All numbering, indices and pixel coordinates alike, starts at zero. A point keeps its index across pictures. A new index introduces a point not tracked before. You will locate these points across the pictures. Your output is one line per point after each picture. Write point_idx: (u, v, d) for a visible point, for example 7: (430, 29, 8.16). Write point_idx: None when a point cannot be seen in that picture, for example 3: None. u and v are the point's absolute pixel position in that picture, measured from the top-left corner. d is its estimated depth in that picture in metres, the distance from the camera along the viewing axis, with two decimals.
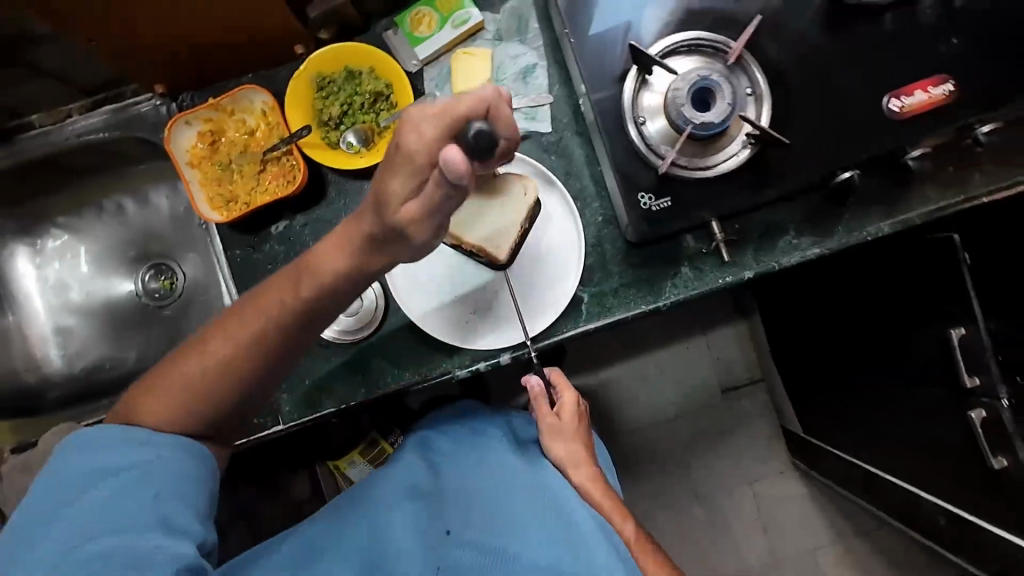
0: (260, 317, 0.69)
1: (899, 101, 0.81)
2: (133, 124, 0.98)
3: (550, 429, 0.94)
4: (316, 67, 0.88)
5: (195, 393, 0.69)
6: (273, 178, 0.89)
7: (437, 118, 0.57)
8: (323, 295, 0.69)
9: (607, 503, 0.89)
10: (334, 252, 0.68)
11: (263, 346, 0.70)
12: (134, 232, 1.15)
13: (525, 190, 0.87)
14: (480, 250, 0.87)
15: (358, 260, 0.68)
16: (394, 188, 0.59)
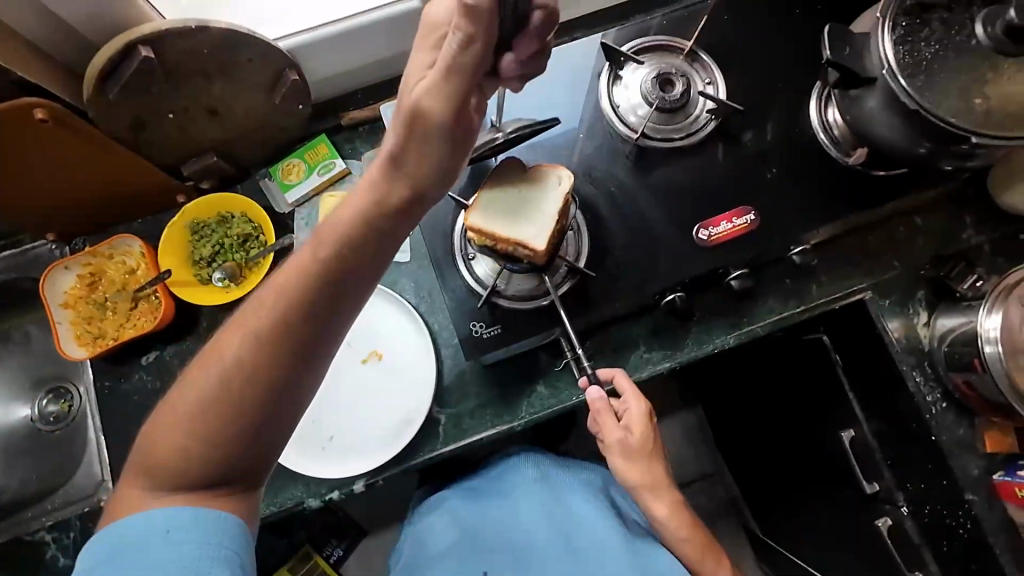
0: (243, 330, 0.61)
1: (707, 231, 0.90)
2: (30, 266, 1.05)
3: (622, 449, 0.90)
4: (192, 214, 0.98)
5: (197, 418, 0.61)
6: (142, 314, 0.96)
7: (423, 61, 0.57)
8: (338, 265, 0.61)
9: (676, 526, 0.91)
10: (342, 217, 0.61)
11: (256, 364, 0.60)
12: (35, 358, 1.20)
13: (559, 181, 0.79)
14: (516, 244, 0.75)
15: (378, 209, 0.60)
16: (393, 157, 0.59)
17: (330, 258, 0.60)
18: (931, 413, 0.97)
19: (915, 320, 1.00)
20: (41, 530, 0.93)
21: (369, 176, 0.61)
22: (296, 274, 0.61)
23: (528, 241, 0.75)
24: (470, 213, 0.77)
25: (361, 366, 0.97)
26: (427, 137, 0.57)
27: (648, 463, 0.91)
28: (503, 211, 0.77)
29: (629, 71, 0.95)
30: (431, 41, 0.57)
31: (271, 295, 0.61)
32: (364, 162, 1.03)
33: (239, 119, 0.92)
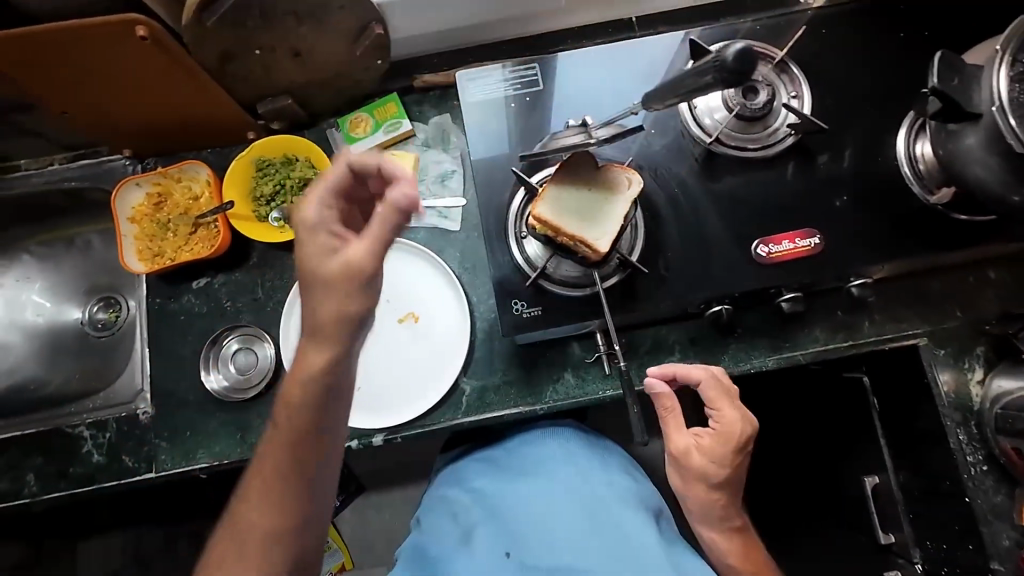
0: (271, 471, 0.69)
1: (767, 248, 0.87)
2: (102, 177, 1.09)
3: (723, 461, 0.84)
4: (259, 151, 1.01)
5: (269, 538, 0.70)
6: (200, 239, 1.00)
7: (330, 188, 0.62)
8: (306, 394, 0.66)
9: (740, 545, 0.90)
10: (298, 377, 0.66)
11: (288, 474, 0.69)
12: (94, 266, 1.26)
13: (629, 183, 0.74)
14: (578, 242, 0.72)
15: (337, 343, 0.63)
16: (316, 303, 0.62)
17: (320, 395, 0.66)
18: (969, 474, 0.92)
19: (969, 376, 0.94)
20: (80, 426, 0.98)
21: (318, 342, 0.63)
22: (280, 455, 0.68)
23: (591, 241, 0.71)
24: (538, 202, 0.73)
25: (396, 325, 0.99)
26: (326, 267, 0.61)
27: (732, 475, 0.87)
28: (573, 206, 0.73)
29: None
30: (324, 193, 0.61)
31: (286, 444, 0.68)
32: (430, 129, 1.05)
33: (319, 66, 0.93)
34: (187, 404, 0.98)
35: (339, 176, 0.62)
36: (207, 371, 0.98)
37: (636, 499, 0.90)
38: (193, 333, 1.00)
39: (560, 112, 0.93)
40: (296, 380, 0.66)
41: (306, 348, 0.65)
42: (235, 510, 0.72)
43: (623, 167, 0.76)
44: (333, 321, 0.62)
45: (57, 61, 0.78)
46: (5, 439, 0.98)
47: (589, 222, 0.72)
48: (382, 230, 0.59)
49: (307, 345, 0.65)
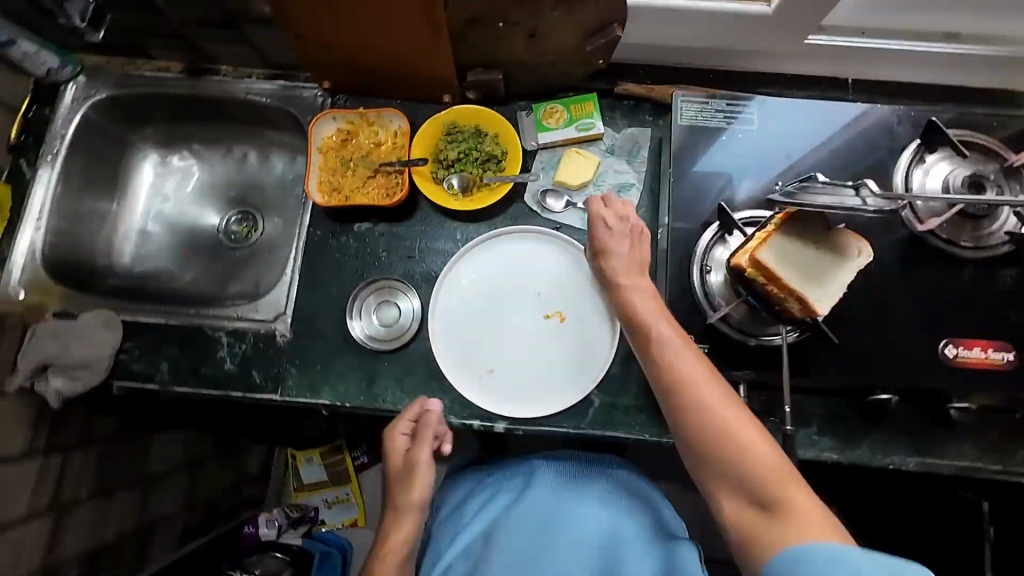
0: None
1: (955, 349, 0.84)
2: (292, 101, 1.12)
3: (623, 311, 0.86)
4: (453, 116, 1.02)
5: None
6: (377, 186, 1.01)
7: (393, 445, 0.90)
8: (403, 527, 0.87)
9: (676, 380, 0.75)
10: (398, 530, 0.87)
11: None
12: (243, 179, 1.29)
13: (861, 251, 0.71)
14: (796, 296, 0.71)
15: (418, 515, 0.88)
16: (411, 487, 0.88)
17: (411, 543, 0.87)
18: None
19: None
20: (219, 330, 1.01)
21: (401, 516, 0.88)
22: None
23: (814, 301, 0.70)
24: (761, 248, 0.72)
25: (541, 320, 0.99)
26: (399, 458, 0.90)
27: (652, 302, 0.84)
28: (800, 261, 0.71)
29: (937, 157, 0.89)
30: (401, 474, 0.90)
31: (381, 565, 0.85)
32: (621, 137, 1.04)
33: (546, 50, 0.93)
34: (324, 339, 1.00)
35: (416, 403, 0.91)
36: (354, 314, 0.99)
37: (623, 495, 0.93)
38: (344, 274, 1.02)
39: (766, 160, 0.93)
40: (393, 546, 0.86)
41: (389, 523, 0.88)
42: None
43: (852, 231, 0.73)
44: (415, 507, 0.87)
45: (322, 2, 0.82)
46: (149, 323, 1.02)
47: (813, 284, 0.71)
48: (417, 502, 0.88)
49: (394, 522, 0.88)
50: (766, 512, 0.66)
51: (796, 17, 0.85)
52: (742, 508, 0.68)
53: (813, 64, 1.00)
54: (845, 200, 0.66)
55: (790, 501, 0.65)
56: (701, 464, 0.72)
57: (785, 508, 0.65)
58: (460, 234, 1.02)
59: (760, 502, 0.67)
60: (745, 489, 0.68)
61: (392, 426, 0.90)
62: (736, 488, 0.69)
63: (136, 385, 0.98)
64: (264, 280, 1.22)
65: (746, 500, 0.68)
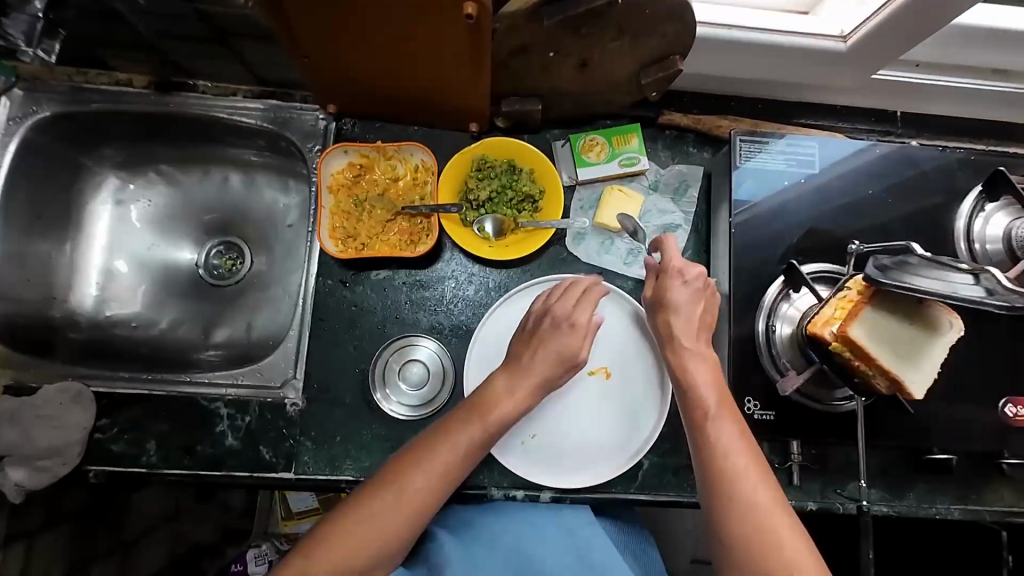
0: (399, 500, 0.68)
1: (1014, 408, 0.84)
2: (288, 125, 0.97)
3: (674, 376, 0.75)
4: (483, 149, 0.90)
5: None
6: (399, 231, 0.89)
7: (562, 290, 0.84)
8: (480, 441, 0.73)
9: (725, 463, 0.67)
10: (488, 424, 0.74)
11: (413, 516, 0.68)
12: (226, 207, 1.12)
13: (954, 326, 0.66)
14: (887, 377, 0.67)
15: (487, 433, 0.74)
16: (550, 367, 0.79)
17: (457, 466, 0.71)
18: None
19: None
20: (216, 400, 0.87)
21: (471, 419, 0.74)
22: (416, 483, 0.69)
23: (908, 384, 0.66)
24: (850, 326, 0.66)
25: (586, 377, 0.91)
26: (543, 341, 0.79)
27: (711, 372, 0.74)
28: (891, 340, 0.66)
29: (998, 206, 0.87)
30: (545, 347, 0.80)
31: (390, 487, 0.69)
32: (667, 173, 0.95)
33: (594, 81, 0.82)
34: (342, 406, 0.87)
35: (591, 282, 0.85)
36: (377, 380, 0.87)
37: None
38: (363, 329, 0.90)
39: (824, 205, 0.89)
40: (489, 416, 0.74)
41: (454, 424, 0.74)
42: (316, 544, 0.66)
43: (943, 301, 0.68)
44: (492, 421, 0.74)
45: (357, 37, 0.70)
46: (129, 394, 0.87)
47: (908, 362, 0.66)
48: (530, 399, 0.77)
49: (453, 428, 0.73)
50: None
51: (871, 55, 0.79)
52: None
53: (867, 97, 0.94)
54: (955, 287, 0.59)
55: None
56: (728, 563, 0.64)
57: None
58: (493, 282, 0.92)
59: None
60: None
61: (562, 291, 0.84)
62: None
63: (118, 469, 0.84)
64: (256, 325, 1.07)
65: None
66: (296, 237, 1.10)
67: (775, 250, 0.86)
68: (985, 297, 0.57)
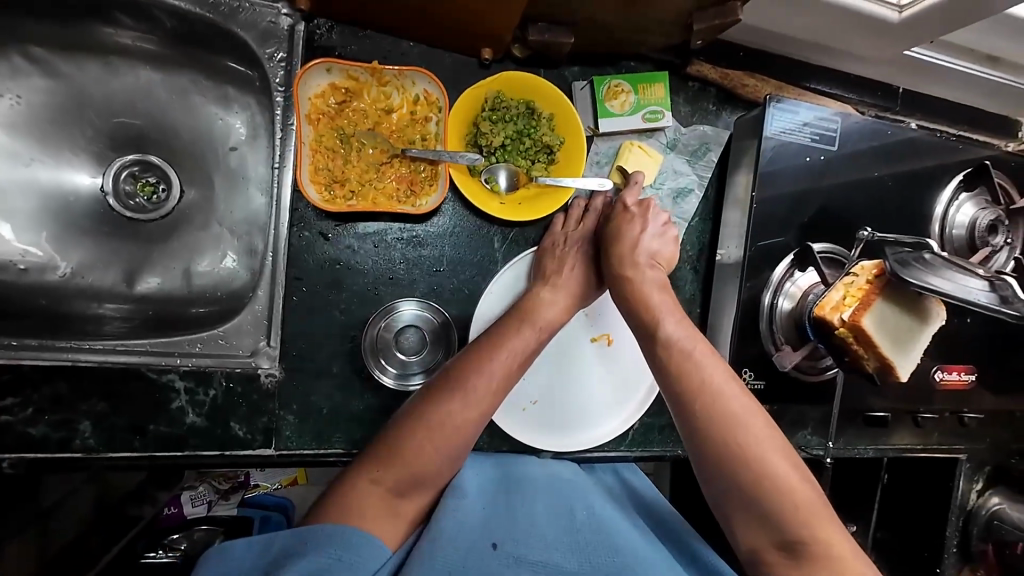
0: (453, 403, 0.65)
1: (941, 374, 0.99)
2: (234, 16, 0.73)
3: (631, 304, 0.76)
4: (499, 85, 0.77)
5: (409, 485, 0.64)
6: (397, 178, 0.74)
7: (600, 199, 0.84)
8: (534, 345, 0.72)
9: (710, 408, 0.67)
10: (544, 321, 0.74)
11: (468, 423, 0.65)
12: (139, 117, 0.87)
13: (938, 315, 0.73)
14: (879, 357, 0.74)
15: (540, 340, 0.73)
16: (588, 266, 0.80)
17: (514, 371, 0.70)
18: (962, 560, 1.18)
19: (974, 486, 1.17)
20: (167, 371, 0.72)
21: (524, 326, 0.72)
22: (474, 384, 0.66)
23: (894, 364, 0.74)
24: (863, 312, 0.71)
25: (587, 343, 0.90)
26: (585, 250, 0.81)
27: (670, 301, 0.75)
28: (890, 326, 0.73)
29: (970, 196, 0.94)
30: (582, 244, 0.81)
31: (451, 393, 0.66)
32: (687, 132, 0.89)
33: (644, 16, 0.70)
34: (328, 376, 0.78)
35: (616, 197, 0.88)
36: (369, 351, 0.77)
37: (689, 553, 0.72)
38: (350, 290, 0.78)
39: (837, 185, 0.87)
40: (542, 315, 0.74)
41: (505, 329, 0.72)
42: (375, 451, 0.64)
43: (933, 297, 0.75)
44: (543, 326, 0.73)
45: None
46: (42, 366, 0.68)
47: (898, 346, 0.73)
48: (572, 283, 0.78)
49: (507, 334, 0.71)
50: (788, 551, 0.63)
51: (917, 30, 0.75)
52: (766, 545, 0.64)
53: (882, 71, 0.93)
54: (974, 293, 0.65)
55: (825, 544, 0.62)
56: (731, 499, 0.66)
57: (816, 552, 0.62)
58: (498, 241, 0.83)
59: (788, 545, 0.63)
60: (773, 528, 0.64)
61: (598, 195, 0.85)
62: (758, 522, 0.65)
63: (41, 454, 0.68)
64: (198, 273, 0.88)
65: (768, 533, 0.64)
66: (241, 164, 0.88)
67: (790, 225, 0.84)
68: (996, 304, 0.65)
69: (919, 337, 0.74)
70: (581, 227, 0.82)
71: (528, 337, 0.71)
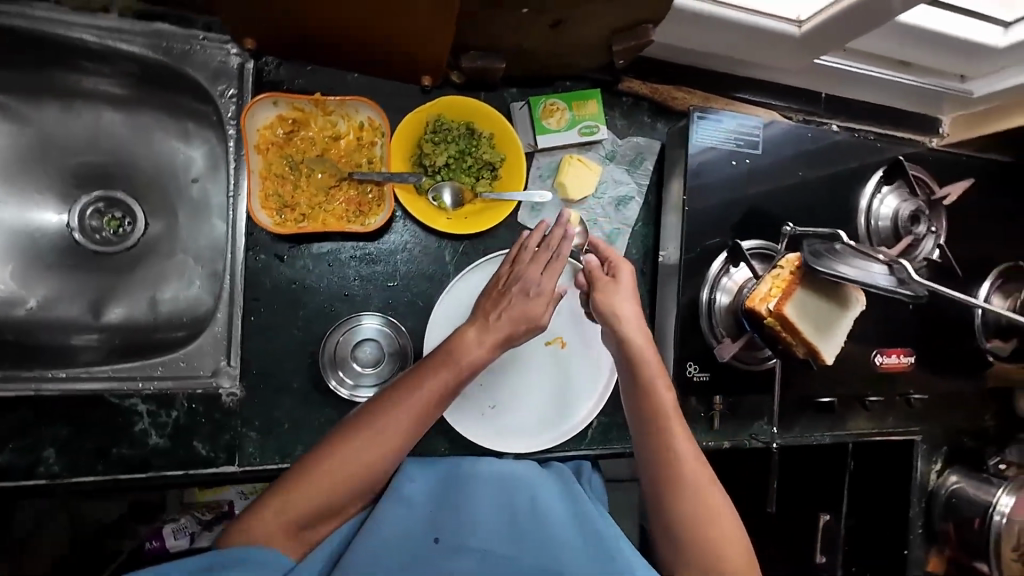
0: (366, 446, 0.68)
1: (881, 357, 1.04)
2: (186, 58, 0.78)
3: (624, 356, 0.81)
4: (439, 109, 0.82)
5: (315, 517, 0.68)
6: (346, 201, 0.79)
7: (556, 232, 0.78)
8: (448, 387, 0.73)
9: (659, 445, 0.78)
10: (461, 366, 0.73)
11: (377, 464, 0.69)
12: (102, 155, 0.91)
13: (857, 301, 0.79)
14: (806, 344, 0.79)
15: (457, 382, 0.74)
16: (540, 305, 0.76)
17: (425, 413, 0.72)
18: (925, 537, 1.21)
19: (933, 466, 1.22)
20: (129, 395, 0.75)
21: (441, 369, 0.73)
22: (387, 428, 0.69)
23: (821, 351, 0.78)
24: (784, 300, 0.76)
25: (542, 347, 0.94)
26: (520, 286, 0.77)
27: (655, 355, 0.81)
28: (812, 314, 0.78)
29: (891, 189, 1.00)
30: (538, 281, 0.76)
31: (361, 433, 0.68)
32: (623, 144, 0.95)
33: (567, 41, 0.76)
34: (289, 392, 0.81)
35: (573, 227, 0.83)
36: (328, 365, 0.80)
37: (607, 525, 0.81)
38: (307, 307, 0.81)
39: (766, 186, 0.94)
40: (461, 356, 0.74)
41: (425, 371, 0.73)
42: (285, 482, 0.67)
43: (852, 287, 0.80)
44: (460, 370, 0.74)
45: None
46: (6, 397, 0.71)
47: (822, 332, 0.78)
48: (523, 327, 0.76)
49: (424, 376, 0.72)
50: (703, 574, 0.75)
51: (819, 42, 0.82)
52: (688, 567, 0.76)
53: (802, 79, 1.00)
54: (874, 278, 0.71)
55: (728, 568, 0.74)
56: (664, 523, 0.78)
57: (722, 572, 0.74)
58: (449, 254, 0.87)
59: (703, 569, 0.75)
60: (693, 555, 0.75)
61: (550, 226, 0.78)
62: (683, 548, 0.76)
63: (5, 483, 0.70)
64: (163, 301, 0.92)
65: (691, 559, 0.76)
66: (203, 195, 0.92)
67: (722, 225, 0.90)
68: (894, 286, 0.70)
69: (842, 325, 0.78)
70: (532, 262, 0.77)
71: (440, 381, 0.72)
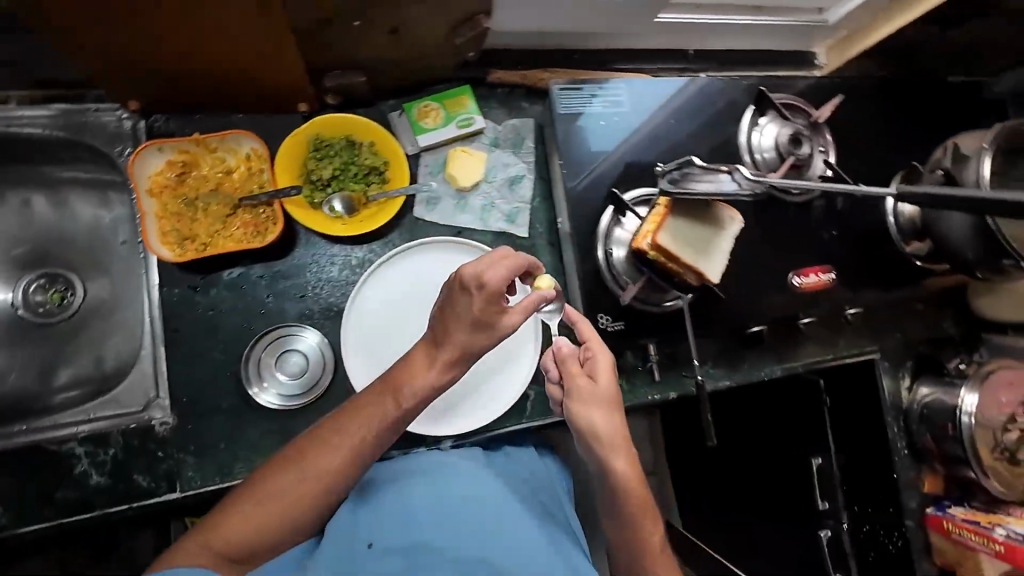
0: (300, 472, 0.69)
1: (800, 278, 1.06)
2: (85, 130, 0.88)
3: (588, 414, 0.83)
4: (317, 129, 0.89)
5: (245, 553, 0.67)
6: (243, 225, 0.86)
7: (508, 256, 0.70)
8: (386, 417, 0.72)
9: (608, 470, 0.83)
10: (403, 400, 0.72)
11: (309, 489, 0.69)
12: (35, 235, 0.98)
13: (729, 217, 0.85)
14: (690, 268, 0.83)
15: (400, 413, 0.72)
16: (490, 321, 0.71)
17: (363, 442, 0.71)
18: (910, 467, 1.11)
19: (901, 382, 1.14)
20: (67, 440, 0.80)
21: (382, 394, 0.72)
22: (324, 459, 0.69)
23: (704, 272, 0.82)
24: (658, 232, 0.80)
25: None
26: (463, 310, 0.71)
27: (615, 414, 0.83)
28: (687, 239, 0.82)
29: (769, 119, 1.04)
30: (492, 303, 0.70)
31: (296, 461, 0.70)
32: (503, 129, 1.02)
33: (411, 44, 0.84)
34: (221, 412, 0.85)
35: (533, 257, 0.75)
36: (252, 378, 0.85)
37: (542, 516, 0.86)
38: (225, 330, 0.87)
39: (642, 139, 0.99)
40: (402, 388, 0.73)
41: (366, 400, 0.73)
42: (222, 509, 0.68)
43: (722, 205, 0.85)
44: (402, 398, 0.72)
45: (168, 38, 0.68)
46: None
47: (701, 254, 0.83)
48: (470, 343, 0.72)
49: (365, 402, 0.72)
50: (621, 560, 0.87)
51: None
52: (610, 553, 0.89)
53: (660, 40, 1.08)
54: (726, 186, 0.78)
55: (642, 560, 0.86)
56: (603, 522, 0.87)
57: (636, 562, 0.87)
58: (355, 258, 0.93)
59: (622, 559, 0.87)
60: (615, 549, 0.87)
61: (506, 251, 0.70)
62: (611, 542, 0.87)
63: None
64: (107, 357, 0.98)
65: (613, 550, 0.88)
66: (131, 253, 1.00)
67: (605, 181, 0.96)
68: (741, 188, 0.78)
69: (718, 241, 0.84)
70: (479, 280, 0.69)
71: (378, 416, 0.72)
